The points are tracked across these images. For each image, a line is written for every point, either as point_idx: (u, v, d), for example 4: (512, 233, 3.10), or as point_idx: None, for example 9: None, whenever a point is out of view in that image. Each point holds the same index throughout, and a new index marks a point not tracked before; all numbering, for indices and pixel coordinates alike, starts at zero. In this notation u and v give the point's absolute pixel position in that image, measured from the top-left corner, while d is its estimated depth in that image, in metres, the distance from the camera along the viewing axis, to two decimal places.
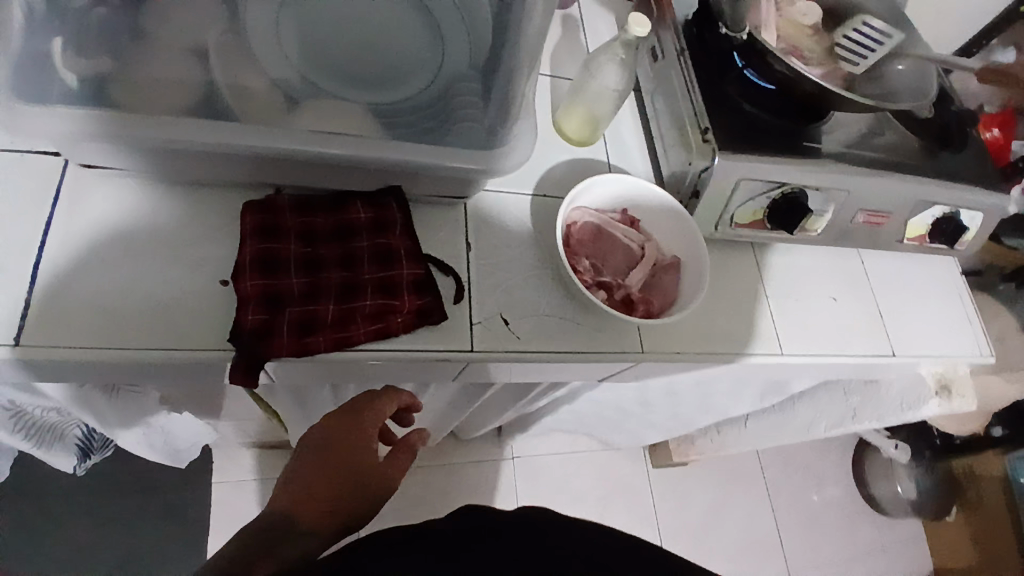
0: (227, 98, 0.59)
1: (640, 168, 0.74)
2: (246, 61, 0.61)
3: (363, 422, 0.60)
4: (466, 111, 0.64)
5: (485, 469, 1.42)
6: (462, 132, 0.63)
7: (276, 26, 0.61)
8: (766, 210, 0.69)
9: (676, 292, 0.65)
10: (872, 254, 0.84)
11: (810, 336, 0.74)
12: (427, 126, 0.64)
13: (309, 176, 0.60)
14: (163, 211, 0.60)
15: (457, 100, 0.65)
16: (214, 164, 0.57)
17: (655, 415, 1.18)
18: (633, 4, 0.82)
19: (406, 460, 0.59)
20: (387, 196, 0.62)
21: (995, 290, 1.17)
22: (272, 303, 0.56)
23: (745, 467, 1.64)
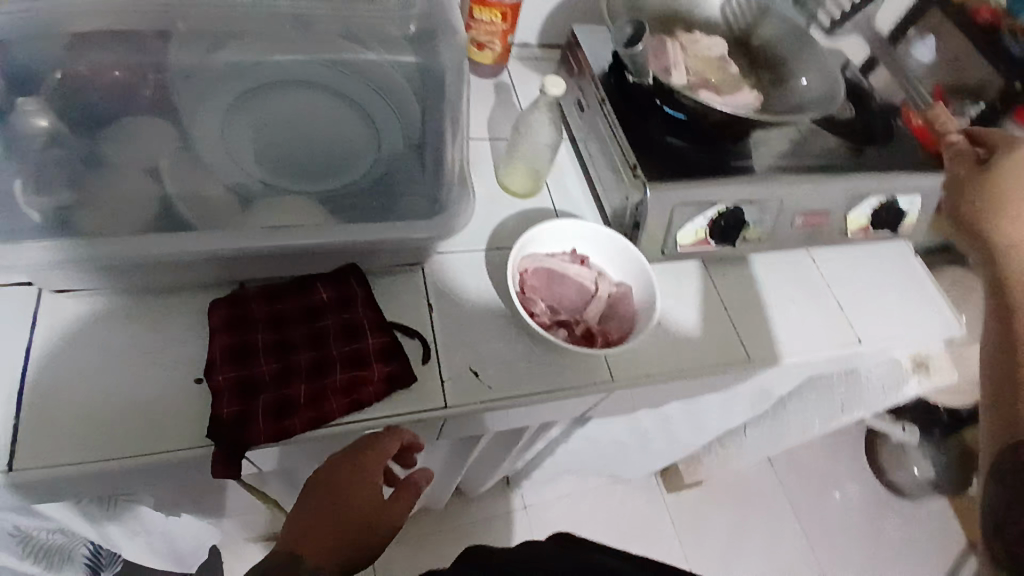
0: (188, 209, 0.64)
1: (586, 209, 0.78)
2: (202, 174, 0.66)
3: (366, 461, 0.57)
4: (410, 185, 0.70)
5: (498, 522, 1.40)
6: (410, 204, 0.69)
7: (232, 142, 0.68)
8: (707, 229, 0.73)
9: (634, 319, 0.68)
10: (819, 251, 0.87)
11: (776, 341, 0.76)
12: (379, 203, 0.69)
13: (268, 267, 0.63)
14: (139, 320, 0.63)
15: (400, 176, 0.71)
16: (179, 270, 0.61)
17: (655, 442, 1.19)
18: (557, 61, 0.88)
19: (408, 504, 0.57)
20: (347, 273, 0.65)
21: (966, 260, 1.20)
22: (245, 392, 0.58)
23: (759, 478, 1.62)
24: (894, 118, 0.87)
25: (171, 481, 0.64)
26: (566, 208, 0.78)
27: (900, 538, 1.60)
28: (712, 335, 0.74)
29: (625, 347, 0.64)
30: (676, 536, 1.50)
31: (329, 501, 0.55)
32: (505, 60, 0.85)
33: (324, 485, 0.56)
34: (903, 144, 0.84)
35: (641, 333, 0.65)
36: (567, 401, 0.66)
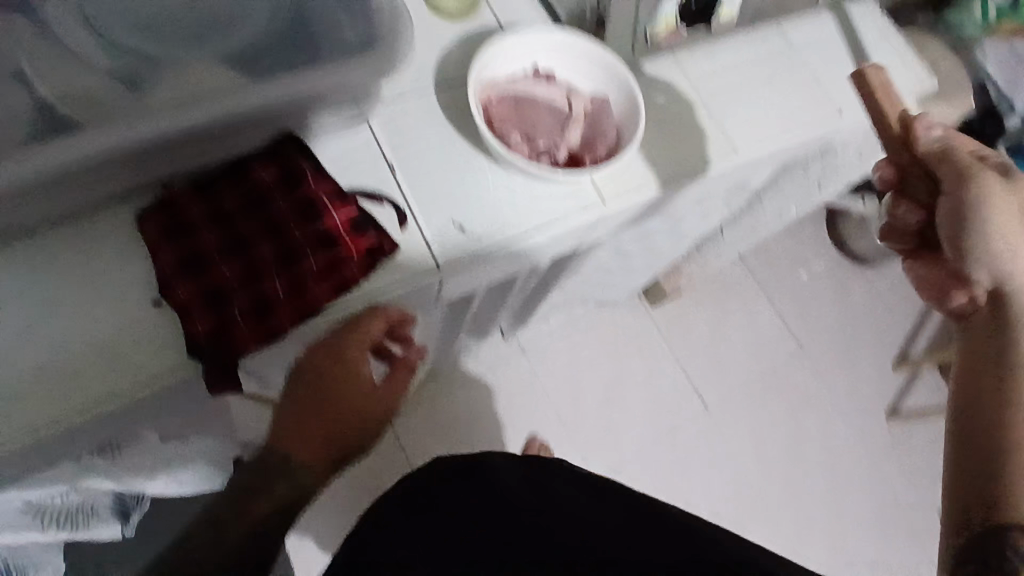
0: (65, 106, 0.52)
1: (534, 19, 0.68)
2: (67, 61, 0.53)
3: (346, 351, 0.55)
4: (324, 17, 0.57)
5: (503, 368, 1.49)
6: (333, 40, 0.56)
7: (94, 14, 0.55)
8: (678, 17, 0.67)
9: (617, 131, 0.61)
10: (790, 18, 0.78)
11: (761, 128, 0.72)
12: (293, 47, 0.56)
13: (191, 157, 0.54)
14: (62, 254, 0.54)
15: (309, 9, 0.58)
16: (88, 182, 0.51)
17: (637, 262, 1.21)
18: None
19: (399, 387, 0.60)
20: (285, 145, 0.56)
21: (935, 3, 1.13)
22: (214, 301, 0.53)
23: (733, 273, 1.69)
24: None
25: (167, 410, 0.60)
26: (514, 21, 0.67)
27: (862, 299, 1.74)
28: (695, 134, 0.68)
29: (613, 162, 0.58)
30: (666, 343, 1.59)
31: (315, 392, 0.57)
32: None
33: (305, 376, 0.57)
34: None
35: (627, 145, 0.59)
36: (562, 236, 0.61)
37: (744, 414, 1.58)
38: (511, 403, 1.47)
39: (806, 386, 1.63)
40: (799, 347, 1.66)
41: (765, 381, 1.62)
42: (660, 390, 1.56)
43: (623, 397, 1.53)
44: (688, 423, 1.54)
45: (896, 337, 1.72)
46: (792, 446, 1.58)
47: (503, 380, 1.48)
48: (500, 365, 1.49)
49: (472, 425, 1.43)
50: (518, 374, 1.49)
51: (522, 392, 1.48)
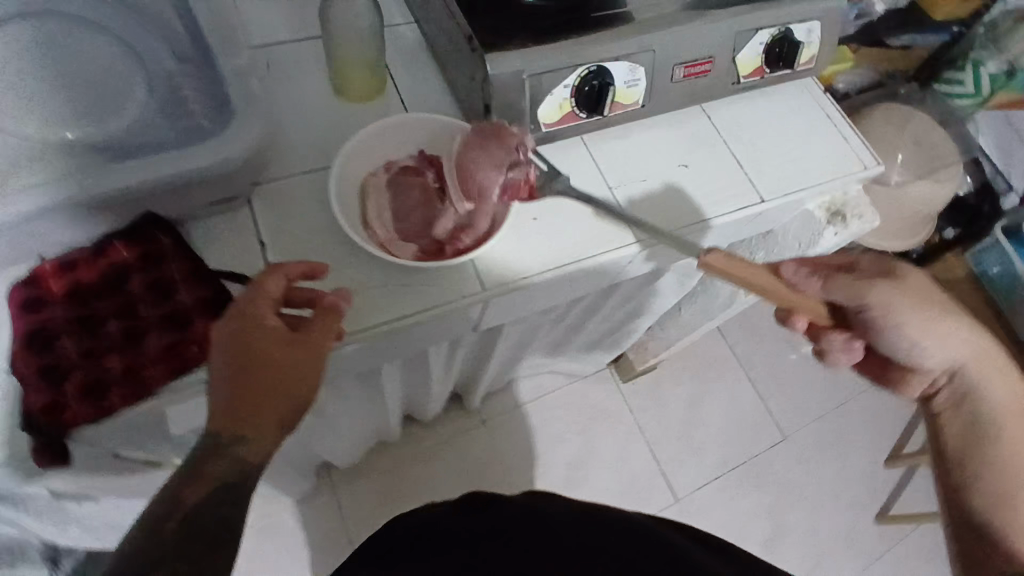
0: None
1: (440, 91, 0.66)
2: None
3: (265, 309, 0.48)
4: (183, 95, 0.57)
5: (464, 442, 1.44)
6: (185, 118, 0.56)
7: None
8: (574, 102, 0.62)
9: (492, 221, 0.57)
10: (714, 103, 0.75)
11: (674, 214, 0.68)
12: (151, 124, 0.56)
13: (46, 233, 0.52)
14: None
15: (173, 99, 0.57)
16: None
17: (589, 335, 1.19)
18: None
19: (326, 324, 0.49)
20: (150, 226, 0.53)
21: (898, 94, 1.23)
22: (55, 376, 0.49)
23: (713, 349, 1.65)
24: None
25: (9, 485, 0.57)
26: (418, 102, 0.66)
27: (850, 385, 1.67)
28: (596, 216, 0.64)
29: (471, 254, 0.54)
30: (636, 422, 1.54)
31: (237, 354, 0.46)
32: None
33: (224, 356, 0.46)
34: None
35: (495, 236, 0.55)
36: (442, 323, 0.58)
37: (718, 502, 1.50)
38: (466, 477, 1.41)
39: (785, 474, 1.55)
40: (784, 439, 1.58)
41: (743, 466, 1.54)
42: (628, 471, 1.49)
43: (588, 477, 1.46)
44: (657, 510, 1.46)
45: (888, 430, 1.63)
46: (768, 542, 1.47)
47: (463, 452, 1.43)
48: (459, 436, 1.44)
49: (421, 498, 1.38)
50: (475, 445, 1.44)
51: (481, 466, 1.42)
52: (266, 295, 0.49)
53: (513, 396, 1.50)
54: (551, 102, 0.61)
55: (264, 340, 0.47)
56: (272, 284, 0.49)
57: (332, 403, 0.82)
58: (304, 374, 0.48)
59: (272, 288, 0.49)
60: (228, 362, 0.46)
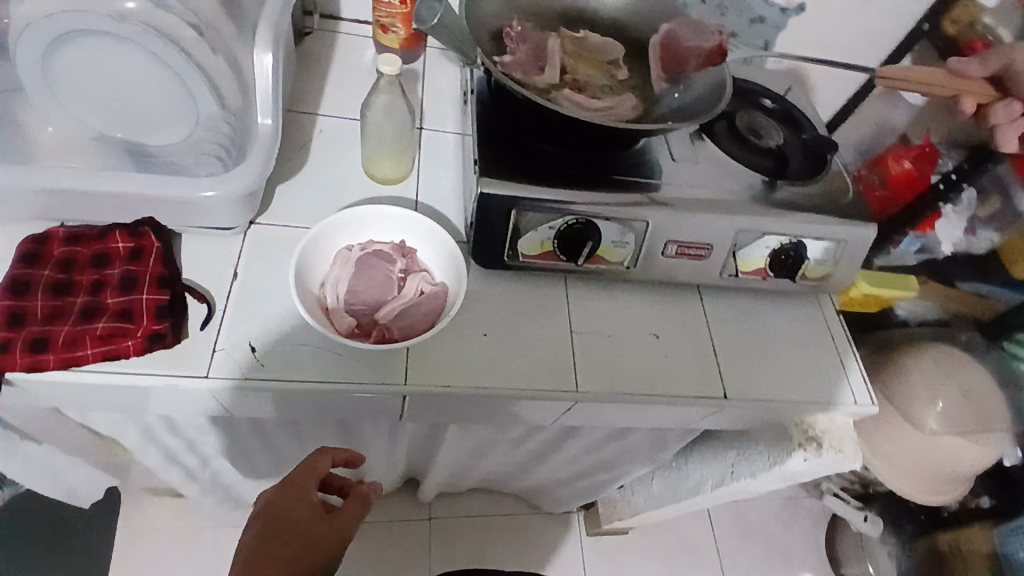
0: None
1: (451, 196, 0.71)
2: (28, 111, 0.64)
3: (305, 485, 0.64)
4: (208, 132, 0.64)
5: (405, 531, 1.39)
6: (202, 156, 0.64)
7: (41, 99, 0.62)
8: (555, 242, 0.65)
9: (425, 327, 0.61)
10: (710, 289, 0.76)
11: (625, 379, 0.67)
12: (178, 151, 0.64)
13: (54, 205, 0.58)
14: None
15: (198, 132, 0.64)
16: None
17: (553, 471, 1.14)
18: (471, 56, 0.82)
19: (357, 505, 0.63)
20: (148, 227, 0.60)
21: (956, 339, 1.16)
22: (14, 320, 0.55)
23: (694, 536, 1.53)
24: (831, 153, 0.76)
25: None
26: (431, 198, 0.71)
27: None
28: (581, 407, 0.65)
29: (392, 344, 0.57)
30: None
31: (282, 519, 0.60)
32: (416, 46, 0.80)
33: (268, 518, 0.61)
34: (834, 190, 0.73)
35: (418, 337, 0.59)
36: (354, 401, 0.60)
37: None
38: (393, 571, 1.34)
39: None
40: None
41: None
42: None
43: None
44: None
45: None
46: None
47: (399, 541, 1.37)
48: (403, 523, 1.39)
49: (341, 575, 1.31)
50: (416, 539, 1.38)
51: (411, 563, 1.36)
52: (312, 472, 0.65)
53: (472, 503, 1.44)
54: (530, 236, 0.64)
55: (302, 512, 0.61)
56: (321, 461, 0.66)
57: (265, 441, 0.84)
58: (331, 543, 0.60)
59: (320, 465, 0.66)
60: (275, 523, 0.60)
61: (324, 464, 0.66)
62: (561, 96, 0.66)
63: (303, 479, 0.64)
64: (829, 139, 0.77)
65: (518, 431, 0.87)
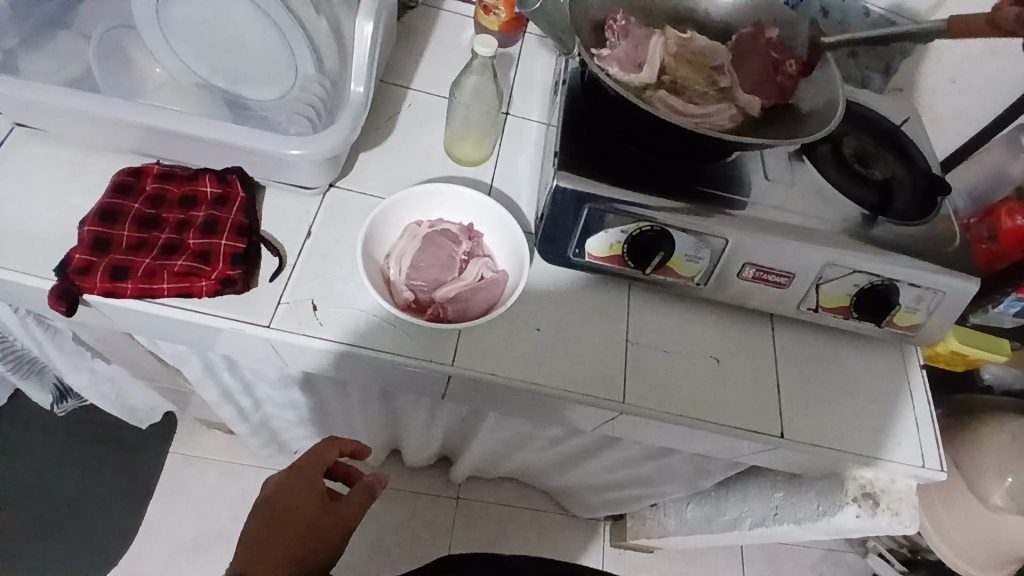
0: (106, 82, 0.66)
1: (525, 185, 0.70)
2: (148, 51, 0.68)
3: (309, 471, 0.66)
4: (303, 91, 0.66)
5: (432, 505, 1.41)
6: (295, 114, 0.66)
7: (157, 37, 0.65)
8: (624, 247, 0.63)
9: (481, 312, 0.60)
10: (783, 319, 0.72)
11: (675, 399, 0.64)
12: (276, 107, 0.67)
13: (154, 144, 0.61)
14: (46, 156, 0.64)
15: (295, 91, 0.66)
16: (82, 128, 0.60)
17: (588, 477, 1.12)
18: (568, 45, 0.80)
19: (358, 496, 0.64)
20: (235, 177, 0.63)
21: None
22: (103, 246, 0.58)
23: (722, 569, 1.47)
24: (943, 195, 0.70)
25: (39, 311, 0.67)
26: (507, 184, 0.70)
27: None
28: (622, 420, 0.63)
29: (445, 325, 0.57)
30: None
31: (283, 503, 0.62)
32: (514, 29, 0.79)
33: (270, 499, 0.63)
34: (940, 235, 0.67)
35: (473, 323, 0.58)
36: (400, 374, 0.60)
37: None
38: (413, 541, 1.37)
39: None
40: None
41: None
42: None
43: None
44: None
45: None
46: None
47: (424, 514, 1.40)
48: (429, 497, 1.41)
49: (365, 535, 1.36)
50: (439, 515, 1.40)
51: (432, 536, 1.38)
52: (319, 460, 0.68)
53: (499, 491, 1.45)
54: (600, 237, 0.62)
55: (305, 496, 0.63)
56: (327, 451, 0.69)
57: (314, 395, 0.87)
58: (334, 526, 0.62)
59: (326, 455, 0.69)
60: (275, 507, 0.62)
61: (330, 454, 0.69)
62: (657, 97, 0.63)
63: (309, 466, 0.66)
64: (944, 180, 0.70)
65: (555, 429, 0.85)
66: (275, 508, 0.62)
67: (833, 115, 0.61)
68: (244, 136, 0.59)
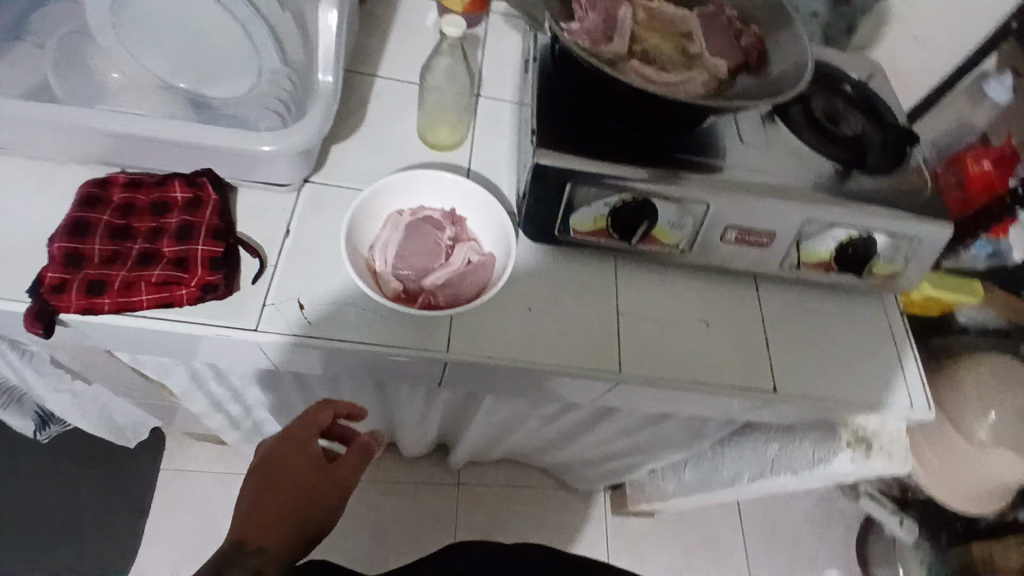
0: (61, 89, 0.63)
1: (503, 166, 0.70)
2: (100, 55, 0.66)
3: (302, 436, 0.65)
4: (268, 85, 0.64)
5: (433, 494, 1.41)
6: (262, 109, 0.64)
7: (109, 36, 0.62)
8: (608, 220, 0.63)
9: (472, 295, 0.60)
10: (766, 278, 0.73)
11: (669, 364, 0.65)
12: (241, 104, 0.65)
13: (118, 151, 0.59)
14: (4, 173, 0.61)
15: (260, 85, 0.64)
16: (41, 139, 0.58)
17: (587, 451, 1.14)
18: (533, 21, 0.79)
19: (355, 457, 0.64)
20: (206, 179, 0.61)
21: None
22: (75, 262, 0.56)
23: (721, 526, 1.51)
24: (912, 146, 0.71)
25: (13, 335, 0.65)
26: (485, 167, 0.69)
27: None
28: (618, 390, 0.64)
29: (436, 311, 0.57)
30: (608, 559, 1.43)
31: (279, 470, 0.61)
32: (478, 9, 0.78)
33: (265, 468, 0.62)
34: (913, 184, 0.68)
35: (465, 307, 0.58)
36: (395, 364, 0.60)
37: None
38: (418, 531, 1.37)
39: None
40: None
41: None
42: None
43: None
44: None
45: None
46: None
47: (426, 503, 1.40)
48: (428, 486, 1.42)
49: (369, 529, 1.36)
50: (441, 503, 1.41)
51: (436, 524, 1.39)
52: (311, 425, 0.66)
53: (499, 474, 1.46)
54: (584, 212, 0.63)
55: (302, 461, 0.63)
56: (321, 414, 0.67)
57: (307, 395, 0.86)
58: (331, 495, 0.61)
59: (321, 418, 0.67)
60: (271, 474, 0.61)
61: (325, 416, 0.67)
62: (629, 66, 0.62)
63: (302, 431, 0.65)
64: (912, 131, 0.72)
65: (552, 407, 0.86)
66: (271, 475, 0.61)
67: (803, 73, 0.62)
68: (213, 136, 0.57)
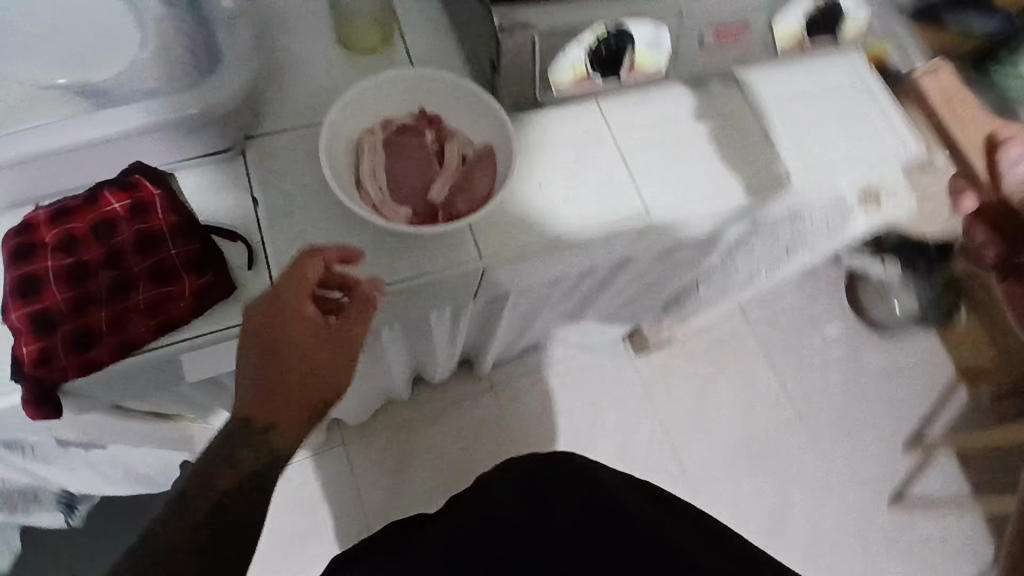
0: None
1: (445, 51, 0.64)
2: None
3: (284, 304, 0.50)
4: None
5: (473, 406, 1.45)
6: None
7: None
8: (589, 63, 0.61)
9: (488, 189, 0.57)
10: (752, 67, 0.69)
11: (690, 190, 0.65)
12: None
13: (26, 176, 0.51)
14: None
15: None
16: None
17: (606, 309, 1.16)
18: None
19: (360, 321, 0.53)
20: (142, 176, 0.52)
21: None
22: (46, 326, 0.49)
23: (732, 328, 1.63)
24: None
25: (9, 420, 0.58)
26: (427, 57, 0.63)
27: (873, 373, 1.63)
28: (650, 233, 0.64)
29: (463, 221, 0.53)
30: (647, 395, 1.54)
31: (266, 357, 0.51)
32: None
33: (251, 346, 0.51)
34: None
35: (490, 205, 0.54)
36: (437, 291, 0.58)
37: (723, 478, 1.52)
38: (474, 442, 1.42)
39: (796, 454, 1.56)
40: (797, 418, 1.58)
41: (752, 442, 1.55)
42: (635, 445, 1.50)
43: (595, 446, 1.48)
44: (662, 482, 1.49)
45: (908, 418, 1.61)
46: (772, 524, 1.49)
47: (470, 416, 1.44)
48: (466, 400, 1.45)
49: (430, 461, 1.40)
50: (483, 409, 1.45)
51: (487, 430, 1.44)
52: (301, 287, 0.50)
53: (526, 364, 1.49)
54: (562, 63, 0.60)
55: (297, 333, 0.51)
56: (311, 268, 0.50)
57: None
58: (338, 361, 0.53)
59: (312, 273, 0.51)
60: (260, 359, 0.51)
61: (315, 272, 0.51)
62: None
63: (287, 295, 0.50)
64: None
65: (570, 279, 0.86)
66: (258, 359, 0.51)
67: None
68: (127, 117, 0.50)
